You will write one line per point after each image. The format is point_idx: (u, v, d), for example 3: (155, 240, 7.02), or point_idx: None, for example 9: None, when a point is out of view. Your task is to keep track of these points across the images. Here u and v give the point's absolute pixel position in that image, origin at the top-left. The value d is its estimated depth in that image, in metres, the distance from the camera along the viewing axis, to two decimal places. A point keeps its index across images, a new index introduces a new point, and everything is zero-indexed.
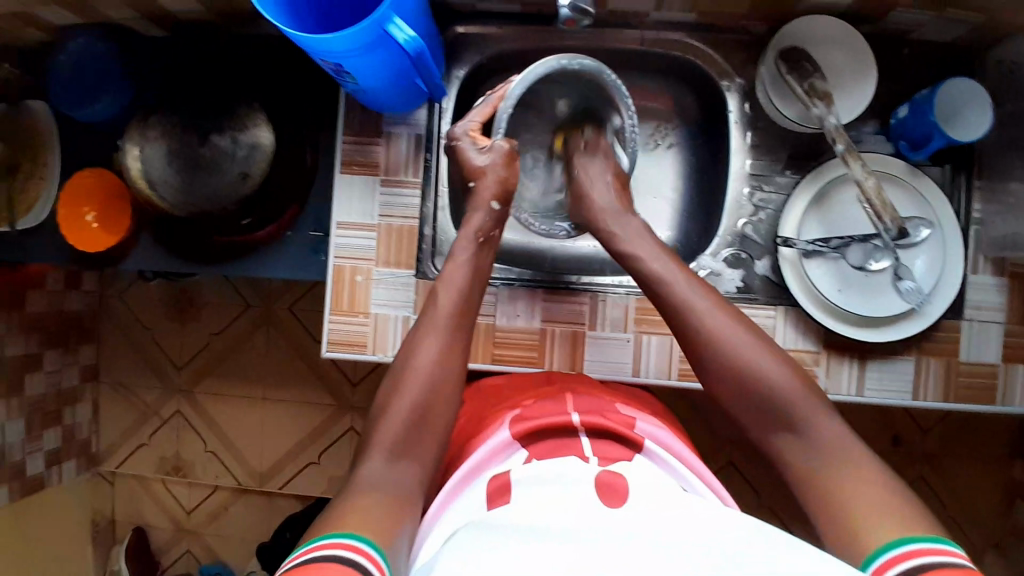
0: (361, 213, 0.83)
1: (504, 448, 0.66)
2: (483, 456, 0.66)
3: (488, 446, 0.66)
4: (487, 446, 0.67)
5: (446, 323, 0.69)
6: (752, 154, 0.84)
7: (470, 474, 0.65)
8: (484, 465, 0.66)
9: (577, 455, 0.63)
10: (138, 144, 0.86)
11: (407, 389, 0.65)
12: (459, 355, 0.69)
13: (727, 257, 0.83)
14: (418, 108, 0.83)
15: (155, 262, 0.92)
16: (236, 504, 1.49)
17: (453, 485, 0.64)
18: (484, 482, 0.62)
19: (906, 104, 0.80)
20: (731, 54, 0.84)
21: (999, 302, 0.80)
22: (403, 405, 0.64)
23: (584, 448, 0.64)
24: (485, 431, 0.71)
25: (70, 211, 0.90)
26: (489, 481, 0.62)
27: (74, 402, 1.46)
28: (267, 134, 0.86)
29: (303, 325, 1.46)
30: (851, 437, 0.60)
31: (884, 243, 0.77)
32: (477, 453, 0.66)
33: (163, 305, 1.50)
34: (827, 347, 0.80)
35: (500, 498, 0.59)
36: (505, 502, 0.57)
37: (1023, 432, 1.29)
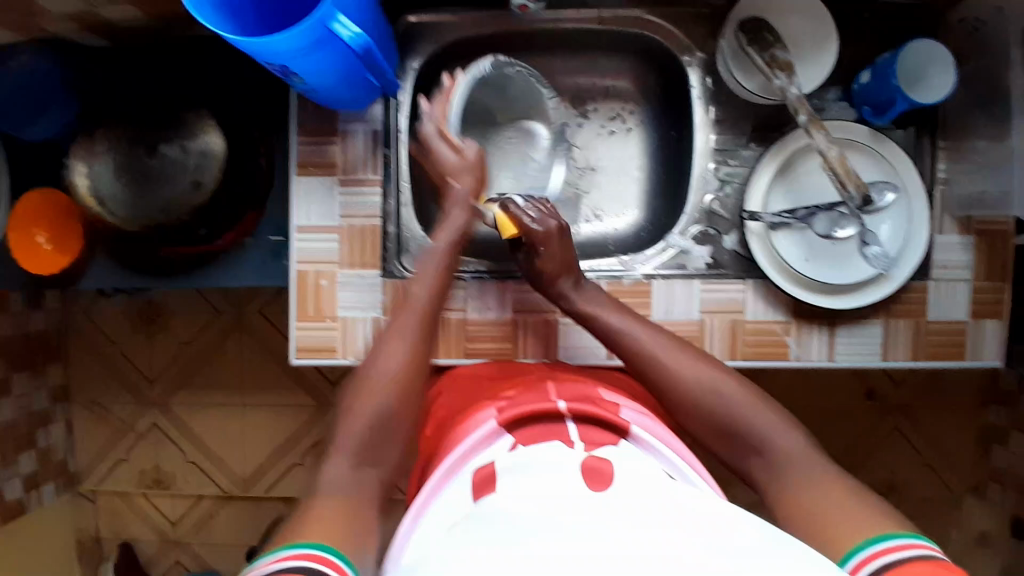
0: (322, 214, 0.80)
1: (491, 435, 0.66)
2: (471, 443, 0.65)
3: (478, 432, 0.66)
4: (476, 433, 0.66)
5: (421, 326, 0.70)
6: (716, 129, 0.83)
7: (459, 460, 0.64)
8: (472, 453, 0.65)
9: (562, 442, 0.63)
10: (84, 160, 0.84)
11: (373, 390, 0.65)
12: (427, 358, 0.70)
13: (695, 234, 0.83)
14: (374, 103, 0.80)
15: (112, 279, 0.89)
16: (224, 512, 1.48)
17: (444, 469, 0.64)
18: (469, 474, 0.62)
19: (868, 69, 0.81)
20: (690, 29, 0.83)
21: (965, 261, 0.81)
22: (370, 403, 0.64)
23: (570, 432, 0.64)
24: (468, 420, 0.70)
25: (19, 233, 0.85)
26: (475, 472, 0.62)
27: (48, 424, 1.42)
28: (218, 140, 0.83)
29: (279, 329, 1.43)
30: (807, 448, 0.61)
31: (849, 210, 0.77)
32: (465, 440, 0.66)
33: (132, 318, 1.46)
34: (798, 317, 0.81)
35: (486, 490, 0.58)
36: (491, 493, 0.57)
37: (995, 380, 1.31)
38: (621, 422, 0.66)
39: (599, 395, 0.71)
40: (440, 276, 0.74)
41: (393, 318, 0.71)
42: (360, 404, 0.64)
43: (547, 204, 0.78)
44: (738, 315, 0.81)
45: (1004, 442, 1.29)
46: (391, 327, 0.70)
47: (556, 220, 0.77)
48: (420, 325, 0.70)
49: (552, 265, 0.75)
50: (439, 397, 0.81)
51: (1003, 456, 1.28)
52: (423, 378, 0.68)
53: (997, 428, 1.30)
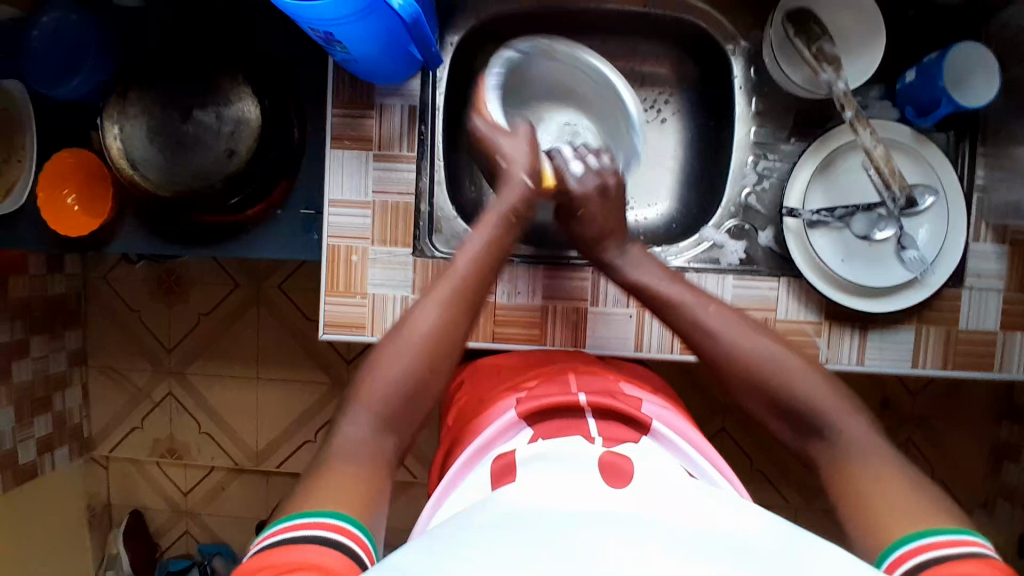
0: (355, 189, 0.80)
1: (511, 426, 0.66)
2: (490, 435, 0.65)
3: (495, 424, 0.67)
4: (496, 424, 0.66)
5: (464, 303, 0.67)
6: (755, 122, 0.82)
7: (479, 451, 0.65)
8: (492, 445, 0.65)
9: (582, 436, 0.62)
10: (117, 122, 0.82)
11: (405, 353, 0.63)
12: (460, 335, 0.67)
13: (730, 228, 0.82)
14: (412, 78, 0.80)
15: (140, 244, 0.89)
16: (233, 484, 1.49)
17: (465, 458, 0.65)
18: (489, 462, 0.62)
19: (913, 68, 0.79)
20: (735, 18, 0.81)
21: (998, 270, 0.80)
22: (397, 367, 0.63)
23: (591, 428, 0.63)
24: (487, 413, 0.71)
25: (47, 193, 0.85)
26: (494, 461, 0.62)
27: (63, 387, 1.43)
28: (253, 108, 0.82)
29: (295, 304, 1.43)
30: (879, 439, 0.60)
31: (889, 211, 0.77)
32: (485, 431, 0.66)
33: (150, 286, 1.46)
34: (830, 317, 0.80)
35: (504, 478, 0.59)
36: (511, 481, 0.57)
37: (1010, 396, 1.31)
38: (642, 418, 0.66)
39: (619, 391, 0.71)
40: (489, 245, 0.70)
41: (434, 280, 0.68)
42: (391, 362, 0.63)
43: (597, 163, 0.79)
44: (770, 313, 0.80)
45: (1017, 458, 1.28)
46: (433, 289, 0.67)
47: (598, 180, 0.78)
48: (462, 297, 0.67)
49: (601, 227, 0.78)
50: (462, 385, 0.83)
51: (1015, 473, 1.28)
52: (457, 352, 0.66)
53: (1010, 443, 1.30)
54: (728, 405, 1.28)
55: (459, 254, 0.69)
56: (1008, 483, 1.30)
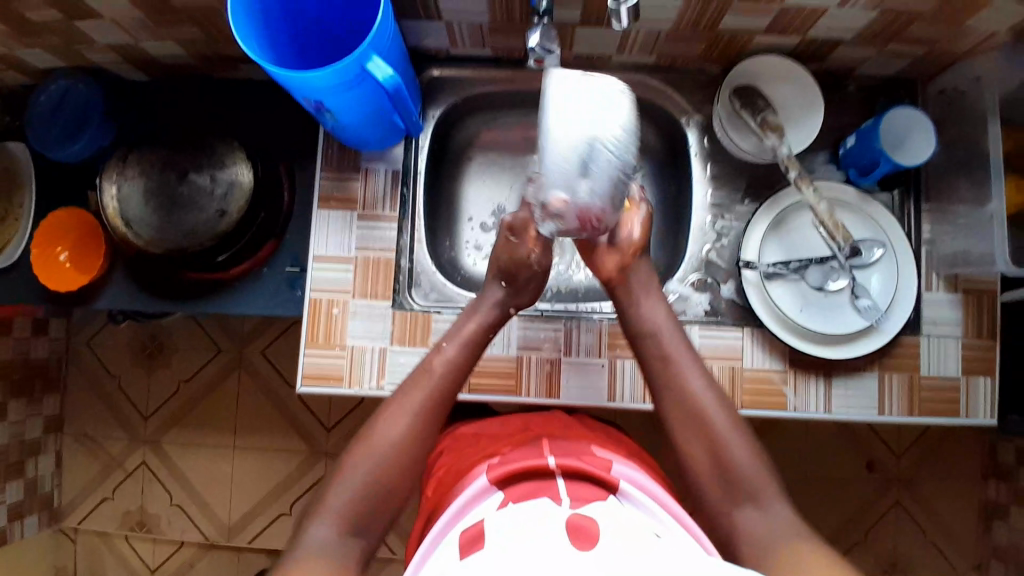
0: (338, 246, 0.84)
1: (483, 492, 0.65)
2: (462, 502, 0.65)
3: (466, 492, 0.66)
4: (468, 491, 0.66)
5: (431, 412, 0.70)
6: (713, 185, 0.89)
7: (451, 520, 0.64)
8: (462, 513, 0.64)
9: (551, 498, 0.62)
10: (116, 183, 0.88)
11: (371, 458, 0.66)
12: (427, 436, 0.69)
13: (694, 281, 0.87)
14: (396, 145, 0.86)
15: (128, 300, 0.92)
16: (202, 561, 1.44)
17: (435, 533, 0.63)
18: (457, 535, 0.61)
19: (852, 135, 0.87)
20: (690, 94, 0.90)
21: (955, 317, 0.85)
22: (381, 445, 0.67)
23: (560, 489, 0.63)
24: (464, 479, 0.70)
25: (42, 249, 0.90)
26: (462, 534, 0.60)
27: (36, 454, 1.40)
28: (246, 172, 0.87)
29: (278, 367, 1.44)
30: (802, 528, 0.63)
31: (839, 263, 0.83)
32: (456, 500, 0.66)
33: (133, 351, 1.47)
34: (795, 365, 0.83)
35: (471, 549, 0.57)
36: (479, 548, 0.56)
37: (993, 454, 1.32)
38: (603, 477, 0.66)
39: (588, 452, 0.72)
40: (465, 347, 0.75)
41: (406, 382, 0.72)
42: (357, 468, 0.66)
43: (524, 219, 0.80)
44: (736, 361, 0.83)
45: (1006, 517, 1.27)
46: (403, 392, 0.71)
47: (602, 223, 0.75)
48: (425, 412, 0.70)
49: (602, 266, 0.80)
50: (441, 454, 0.83)
51: (1005, 532, 1.27)
52: (418, 451, 0.68)
53: (999, 502, 1.29)
54: None
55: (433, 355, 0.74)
56: (1000, 543, 1.29)
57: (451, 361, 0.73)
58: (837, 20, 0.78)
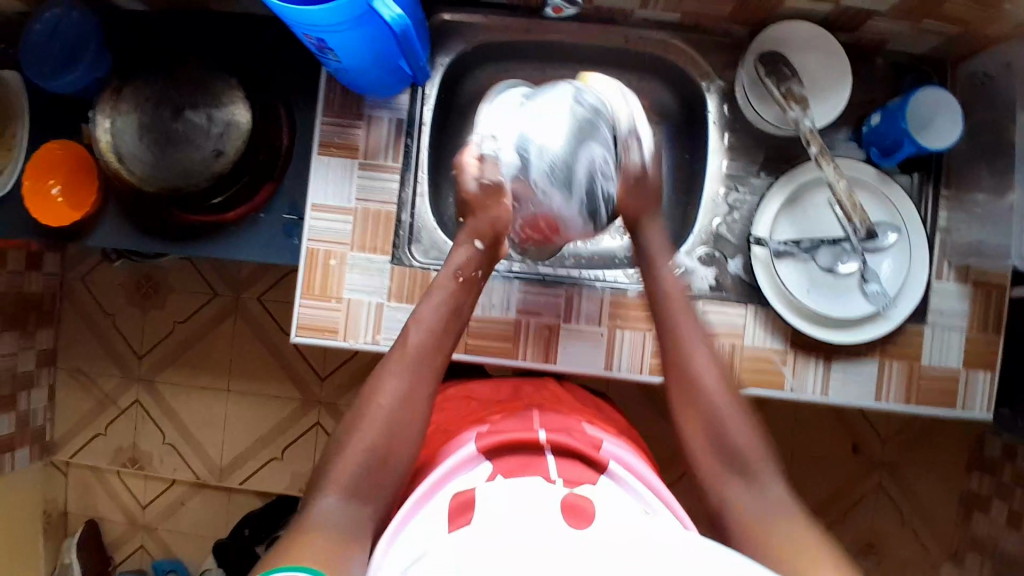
0: (337, 195, 0.82)
1: (470, 460, 0.65)
2: (445, 471, 0.64)
3: (450, 461, 0.65)
4: (453, 459, 0.65)
5: (426, 367, 0.70)
6: (728, 156, 0.85)
7: (432, 488, 0.63)
8: (444, 481, 0.64)
9: (543, 477, 0.62)
10: (109, 116, 0.84)
11: (369, 420, 0.66)
12: (422, 395, 0.69)
13: (701, 255, 0.84)
14: (402, 93, 0.83)
15: (120, 238, 0.90)
16: (194, 499, 1.45)
17: (413, 500, 0.63)
18: (446, 500, 0.61)
19: (878, 112, 0.83)
20: (713, 59, 0.85)
21: (961, 309, 0.83)
22: (383, 405, 0.67)
23: (550, 469, 0.63)
24: (449, 445, 0.70)
25: (34, 181, 0.87)
26: (451, 500, 0.60)
27: (30, 387, 1.41)
28: (245, 112, 0.84)
29: (273, 316, 1.43)
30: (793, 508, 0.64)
31: (851, 246, 0.81)
32: (437, 470, 0.65)
33: (128, 291, 1.45)
34: (796, 347, 0.82)
35: (461, 518, 0.57)
36: (466, 522, 0.56)
37: (980, 446, 1.33)
38: (595, 457, 0.66)
39: (578, 428, 0.71)
40: (450, 301, 0.72)
41: (395, 346, 0.70)
42: (358, 432, 0.66)
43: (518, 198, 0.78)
44: (737, 339, 0.81)
45: (986, 508, 1.29)
46: (392, 354, 0.70)
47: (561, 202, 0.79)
48: (421, 360, 0.69)
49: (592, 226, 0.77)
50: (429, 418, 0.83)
51: (983, 524, 1.28)
52: (420, 409, 0.68)
53: (980, 494, 1.31)
54: None
55: (412, 324, 0.70)
56: (977, 533, 1.31)
57: (435, 314, 0.71)
58: None
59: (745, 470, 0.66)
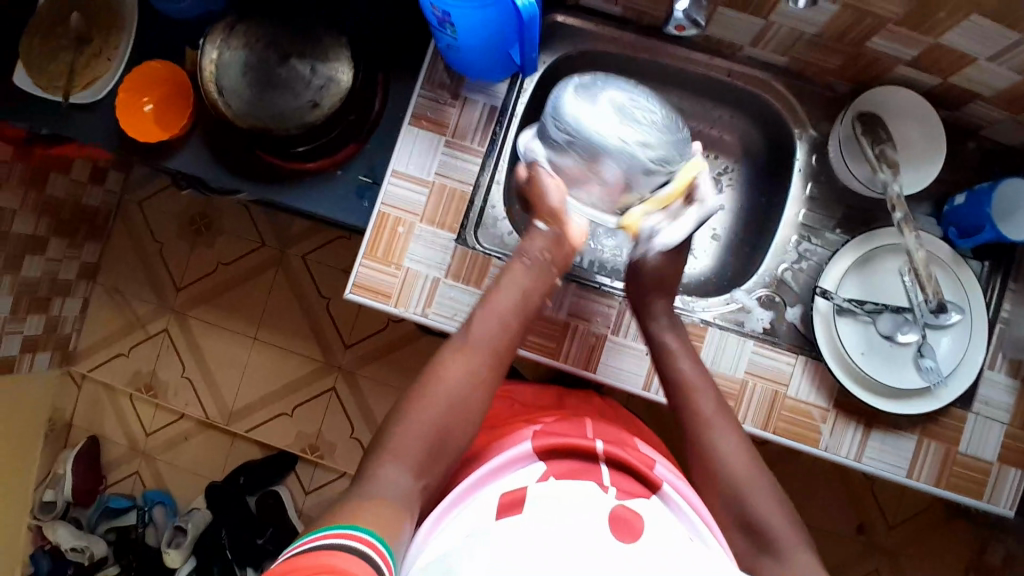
0: (418, 166, 0.83)
1: (523, 458, 0.64)
2: (498, 463, 0.64)
3: (506, 454, 0.64)
4: (508, 452, 0.64)
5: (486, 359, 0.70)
6: (807, 206, 0.85)
7: (485, 479, 0.63)
8: (495, 477, 0.63)
9: (595, 484, 0.61)
10: (218, 48, 0.87)
11: (425, 408, 0.65)
12: (476, 384, 0.68)
13: (760, 296, 0.85)
14: (501, 81, 0.84)
15: (197, 166, 0.92)
16: (197, 437, 1.47)
17: (461, 489, 0.62)
18: (496, 494, 0.60)
19: (964, 192, 0.82)
20: (809, 109, 0.86)
21: (1006, 403, 0.81)
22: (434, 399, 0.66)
23: (601, 475, 0.63)
24: (502, 438, 0.69)
25: (131, 95, 0.90)
26: (502, 496, 0.60)
27: (66, 294, 1.43)
28: (347, 72, 0.86)
29: (312, 275, 1.45)
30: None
31: (914, 317, 0.79)
32: (492, 460, 0.64)
33: (179, 223, 1.48)
34: (837, 407, 0.81)
35: (510, 512, 0.57)
36: (517, 515, 0.57)
37: (983, 552, 1.29)
38: (649, 475, 0.64)
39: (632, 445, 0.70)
40: (519, 300, 0.74)
41: (456, 334, 0.71)
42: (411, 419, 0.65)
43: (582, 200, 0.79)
44: (780, 387, 0.81)
45: None
46: (453, 341, 0.70)
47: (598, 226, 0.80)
48: (490, 350, 0.70)
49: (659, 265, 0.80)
50: None
51: None
52: (475, 409, 0.67)
53: None
54: None
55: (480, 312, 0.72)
56: None
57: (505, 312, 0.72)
58: (985, 73, 0.74)
59: (769, 539, 0.64)
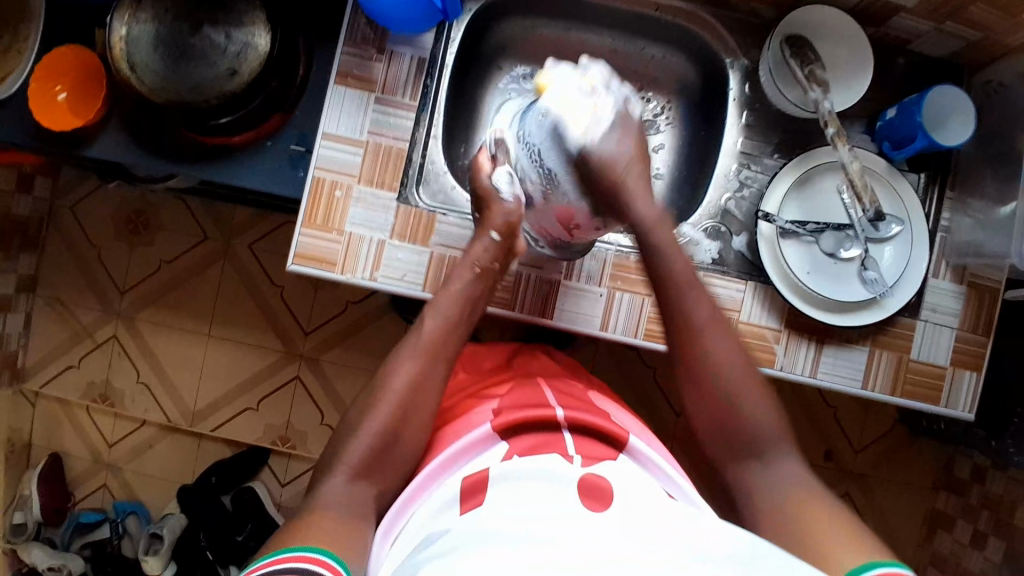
0: (350, 127, 0.80)
1: (483, 440, 0.63)
2: (458, 448, 0.63)
3: (466, 439, 0.64)
4: (469, 436, 0.64)
5: (438, 354, 0.73)
6: (744, 133, 0.86)
7: (446, 464, 0.63)
8: (457, 459, 0.63)
9: (560, 454, 0.61)
10: (126, 23, 0.82)
11: (378, 414, 0.67)
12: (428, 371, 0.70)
13: (707, 228, 0.85)
14: (426, 32, 0.82)
15: (121, 153, 0.88)
16: (162, 443, 1.43)
17: (428, 473, 0.63)
18: (458, 479, 0.61)
19: (895, 106, 0.83)
20: (740, 37, 0.86)
21: (954, 308, 0.84)
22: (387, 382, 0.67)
23: (568, 445, 0.63)
24: (466, 417, 0.69)
25: (41, 85, 0.85)
26: (465, 480, 0.60)
27: (5, 311, 1.37)
28: (264, 37, 0.83)
29: (262, 264, 1.41)
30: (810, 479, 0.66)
31: (855, 232, 0.81)
32: (453, 445, 0.64)
33: (118, 224, 1.42)
34: (790, 327, 0.82)
35: (472, 500, 0.57)
36: (478, 505, 0.56)
37: (950, 466, 1.35)
38: (618, 434, 0.65)
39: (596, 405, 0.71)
40: (458, 300, 0.75)
41: (407, 339, 0.74)
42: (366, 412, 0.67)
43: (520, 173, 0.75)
44: (733, 313, 0.82)
45: (950, 527, 1.31)
46: (405, 346, 0.73)
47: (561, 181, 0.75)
48: (431, 349, 0.72)
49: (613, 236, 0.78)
50: None
51: (947, 541, 1.31)
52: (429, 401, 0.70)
53: (946, 513, 1.33)
54: (678, 434, 1.28)
55: (426, 316, 0.74)
56: (938, 550, 1.33)
57: (445, 315, 0.74)
58: None
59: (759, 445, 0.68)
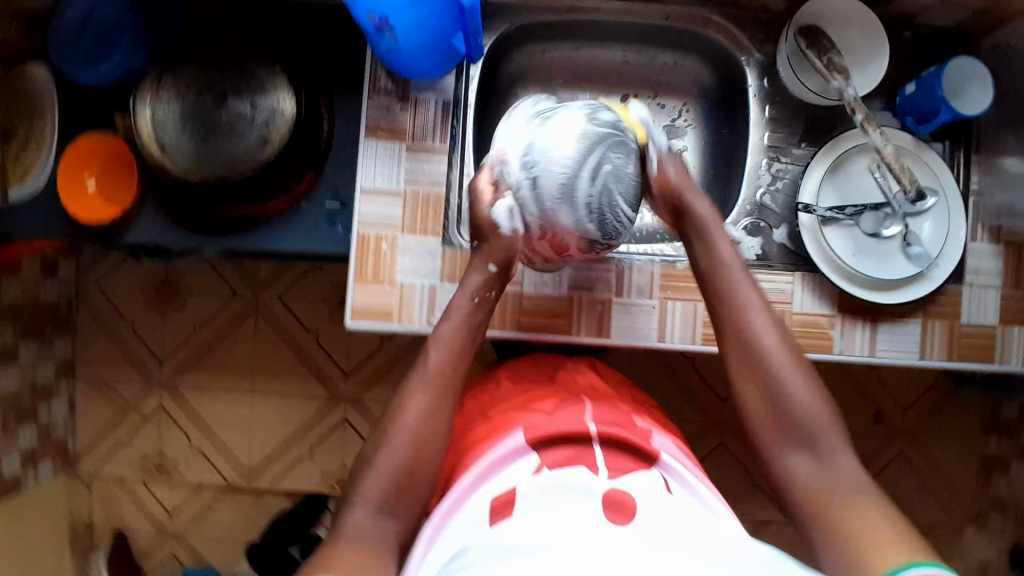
0: (387, 179, 0.82)
1: (516, 452, 0.65)
2: (488, 462, 0.64)
3: (497, 452, 0.65)
4: (498, 452, 0.65)
5: (448, 383, 0.71)
6: (770, 127, 0.87)
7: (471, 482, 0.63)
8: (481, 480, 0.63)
9: (588, 468, 0.63)
10: (151, 106, 0.83)
11: (394, 447, 0.66)
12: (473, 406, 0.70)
13: (746, 225, 0.86)
14: (447, 74, 0.83)
15: (159, 235, 0.89)
16: (223, 503, 1.44)
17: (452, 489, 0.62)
18: (487, 497, 0.61)
19: (913, 81, 0.85)
20: (749, 33, 0.87)
21: (996, 268, 0.85)
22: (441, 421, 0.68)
23: (596, 459, 0.64)
24: (497, 433, 0.69)
25: (70, 178, 0.86)
26: (494, 499, 0.60)
27: (49, 397, 1.38)
28: (288, 101, 0.83)
29: (297, 315, 1.42)
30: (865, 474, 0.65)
31: (894, 210, 0.82)
32: (481, 458, 0.65)
33: (147, 295, 1.43)
34: (843, 311, 0.84)
35: (501, 514, 0.58)
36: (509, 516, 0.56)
37: (995, 411, 1.36)
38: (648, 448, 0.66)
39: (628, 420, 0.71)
40: (460, 325, 0.74)
41: (415, 372, 0.71)
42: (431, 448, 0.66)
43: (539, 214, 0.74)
44: (786, 305, 0.83)
45: (1005, 470, 1.33)
46: (414, 379, 0.71)
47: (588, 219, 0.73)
48: (444, 380, 0.71)
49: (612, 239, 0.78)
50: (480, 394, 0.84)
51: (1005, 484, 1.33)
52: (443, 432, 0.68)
53: (999, 456, 1.35)
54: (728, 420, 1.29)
55: (432, 347, 0.72)
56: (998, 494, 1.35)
57: (448, 340, 0.73)
58: None
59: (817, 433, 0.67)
